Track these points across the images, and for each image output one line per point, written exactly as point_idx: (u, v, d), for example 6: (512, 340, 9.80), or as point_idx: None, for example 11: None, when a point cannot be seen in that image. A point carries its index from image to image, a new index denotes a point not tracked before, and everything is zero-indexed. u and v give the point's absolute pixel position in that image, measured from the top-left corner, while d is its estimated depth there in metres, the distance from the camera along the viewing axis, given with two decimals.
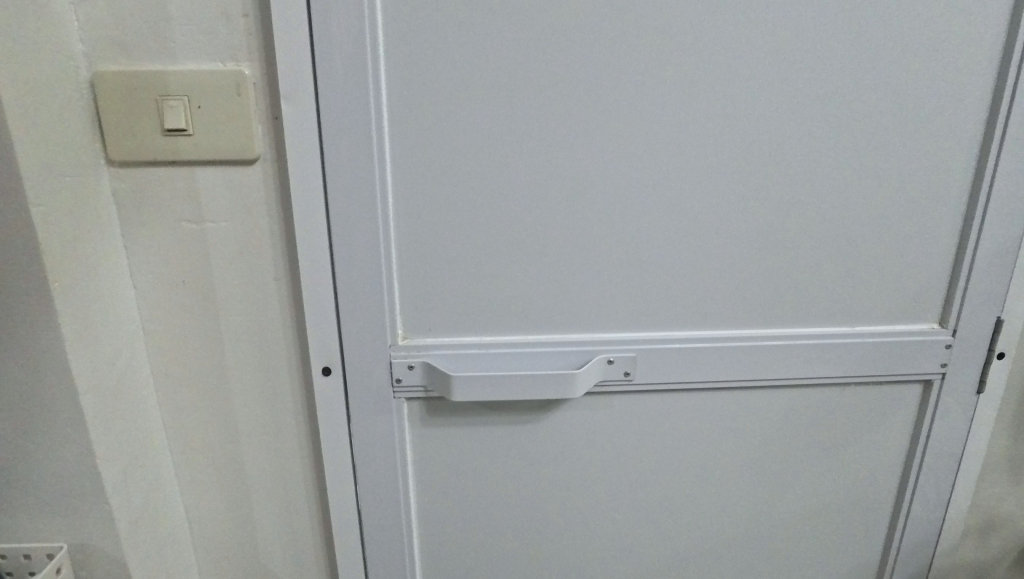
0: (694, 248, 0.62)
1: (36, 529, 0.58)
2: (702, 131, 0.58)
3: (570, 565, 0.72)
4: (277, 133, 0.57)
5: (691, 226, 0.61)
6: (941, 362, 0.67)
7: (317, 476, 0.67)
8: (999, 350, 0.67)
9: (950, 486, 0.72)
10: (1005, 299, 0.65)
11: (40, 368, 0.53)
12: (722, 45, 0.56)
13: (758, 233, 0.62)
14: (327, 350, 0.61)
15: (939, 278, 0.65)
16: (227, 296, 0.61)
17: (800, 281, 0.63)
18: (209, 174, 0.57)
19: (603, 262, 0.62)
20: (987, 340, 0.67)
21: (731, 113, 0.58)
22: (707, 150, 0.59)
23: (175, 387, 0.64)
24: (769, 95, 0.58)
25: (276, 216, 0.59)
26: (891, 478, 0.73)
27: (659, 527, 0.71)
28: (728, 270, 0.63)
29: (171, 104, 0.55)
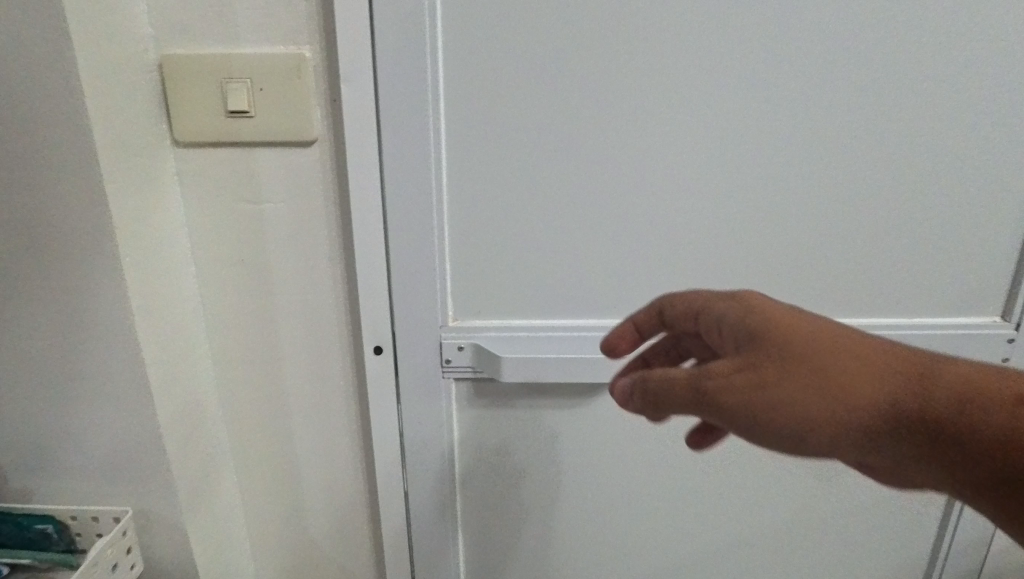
0: (747, 234, 0.61)
1: (101, 494, 0.61)
2: (759, 115, 0.57)
3: (611, 550, 0.73)
4: (334, 115, 0.58)
5: (745, 213, 0.60)
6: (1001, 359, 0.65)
7: (365, 453, 0.68)
8: None
9: None
10: None
11: (109, 339, 0.55)
12: (782, 28, 0.55)
13: (813, 220, 0.61)
14: (379, 330, 0.62)
15: (1004, 270, 0.63)
16: (283, 275, 0.62)
17: (854, 272, 0.62)
18: (268, 156, 0.59)
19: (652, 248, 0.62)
20: None
21: (790, 97, 0.57)
22: (764, 135, 0.58)
23: (231, 363, 0.66)
24: (829, 79, 0.57)
25: (332, 197, 0.60)
26: None
27: (701, 517, 0.71)
28: (779, 259, 0.62)
29: (234, 86, 0.56)
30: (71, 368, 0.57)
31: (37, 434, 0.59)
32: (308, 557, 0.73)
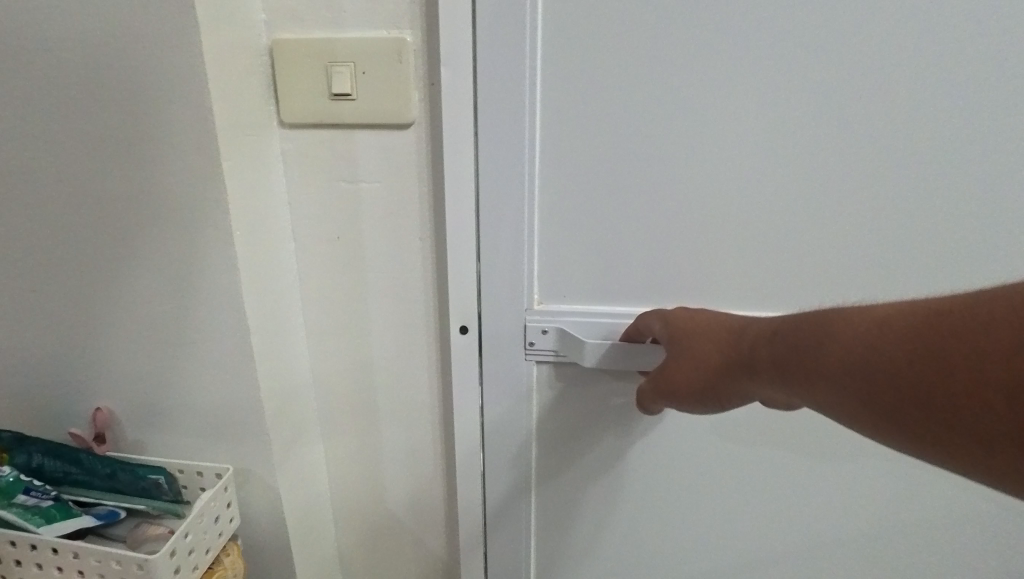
0: (851, 228, 0.58)
1: (206, 451, 0.65)
2: (871, 102, 0.54)
3: (685, 543, 0.72)
4: (431, 98, 0.59)
5: (849, 204, 0.57)
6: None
7: (446, 429, 0.70)
8: None
9: None
10: None
11: (217, 307, 0.59)
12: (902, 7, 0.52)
13: (926, 216, 0.57)
14: (465, 310, 0.63)
15: None
16: (376, 253, 0.65)
17: (968, 270, 0.58)
18: (367, 137, 0.61)
19: (747, 237, 0.60)
20: None
21: (907, 83, 0.54)
22: (874, 123, 0.55)
23: (323, 336, 0.69)
24: (954, 65, 0.53)
25: (425, 178, 0.61)
26: None
27: (781, 516, 0.69)
28: (885, 254, 0.58)
29: (338, 69, 0.58)
30: (183, 332, 0.61)
31: (151, 391, 0.64)
32: (386, 524, 0.76)
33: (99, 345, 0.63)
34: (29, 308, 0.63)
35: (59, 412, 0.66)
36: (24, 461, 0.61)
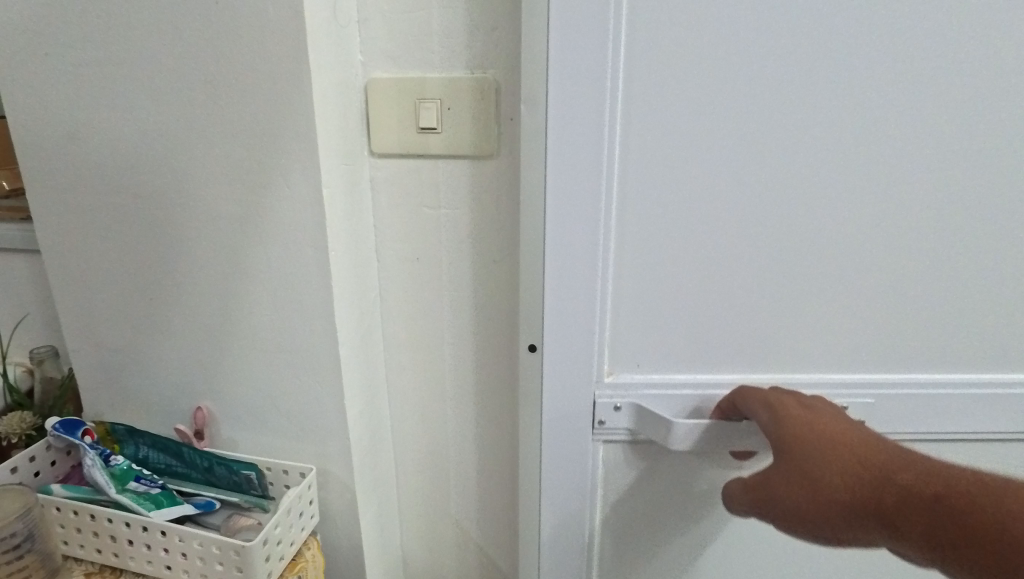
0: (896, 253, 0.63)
1: (292, 451, 0.71)
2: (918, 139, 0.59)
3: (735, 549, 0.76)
4: (510, 132, 0.64)
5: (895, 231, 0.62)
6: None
7: (511, 441, 0.74)
8: None
9: None
10: None
11: (311, 319, 0.65)
12: (949, 52, 0.57)
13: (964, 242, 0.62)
14: (534, 330, 0.67)
15: None
16: (453, 273, 0.70)
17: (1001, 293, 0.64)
18: (450, 167, 0.66)
19: (805, 296, 0.65)
20: None
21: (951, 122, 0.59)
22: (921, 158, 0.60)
23: (399, 349, 0.74)
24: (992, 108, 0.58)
25: (502, 205, 0.66)
26: None
27: None
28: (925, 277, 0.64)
29: (427, 105, 0.64)
30: (278, 342, 0.67)
31: (245, 394, 0.70)
32: (448, 529, 0.80)
33: (202, 351, 0.69)
34: (143, 316, 0.70)
35: (163, 408, 0.73)
36: (132, 451, 0.70)
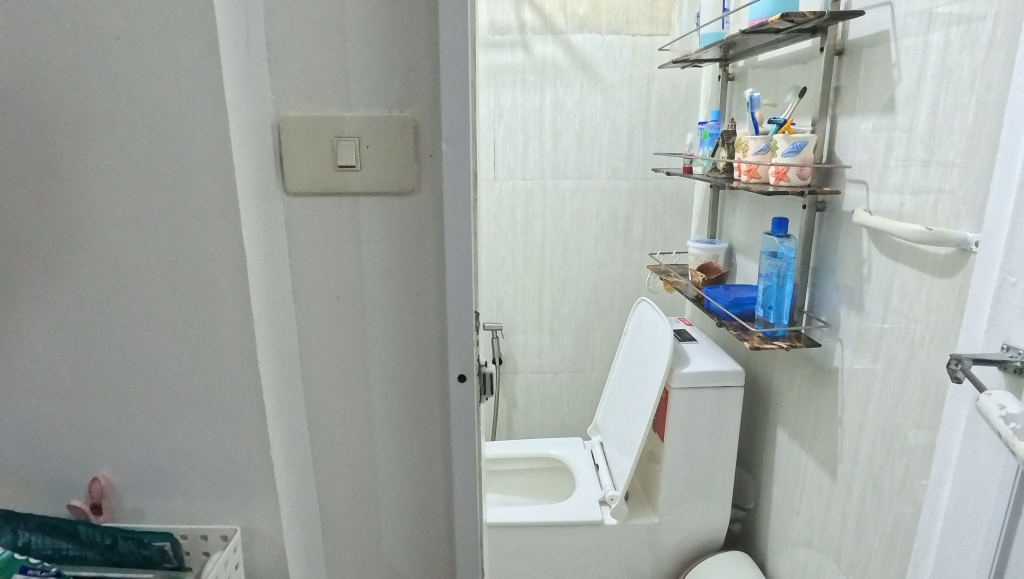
0: None
1: (211, 512, 0.66)
2: None
3: None
4: (431, 168, 0.66)
5: None
6: (1002, 366, 0.76)
7: (444, 473, 0.74)
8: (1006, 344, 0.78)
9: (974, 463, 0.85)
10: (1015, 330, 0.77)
11: (231, 367, 0.61)
12: None
13: None
14: (464, 359, 0.68)
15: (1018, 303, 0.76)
16: (377, 309, 0.69)
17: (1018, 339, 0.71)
18: (371, 203, 0.67)
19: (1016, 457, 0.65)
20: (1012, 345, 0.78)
21: None
22: None
23: (322, 391, 0.72)
24: None
25: (425, 239, 0.67)
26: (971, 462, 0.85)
27: None
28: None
29: (345, 143, 0.64)
30: (195, 395, 0.62)
31: (156, 455, 0.64)
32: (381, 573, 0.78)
33: (104, 412, 0.63)
34: (27, 378, 0.62)
35: (53, 482, 0.65)
36: (9, 539, 0.61)
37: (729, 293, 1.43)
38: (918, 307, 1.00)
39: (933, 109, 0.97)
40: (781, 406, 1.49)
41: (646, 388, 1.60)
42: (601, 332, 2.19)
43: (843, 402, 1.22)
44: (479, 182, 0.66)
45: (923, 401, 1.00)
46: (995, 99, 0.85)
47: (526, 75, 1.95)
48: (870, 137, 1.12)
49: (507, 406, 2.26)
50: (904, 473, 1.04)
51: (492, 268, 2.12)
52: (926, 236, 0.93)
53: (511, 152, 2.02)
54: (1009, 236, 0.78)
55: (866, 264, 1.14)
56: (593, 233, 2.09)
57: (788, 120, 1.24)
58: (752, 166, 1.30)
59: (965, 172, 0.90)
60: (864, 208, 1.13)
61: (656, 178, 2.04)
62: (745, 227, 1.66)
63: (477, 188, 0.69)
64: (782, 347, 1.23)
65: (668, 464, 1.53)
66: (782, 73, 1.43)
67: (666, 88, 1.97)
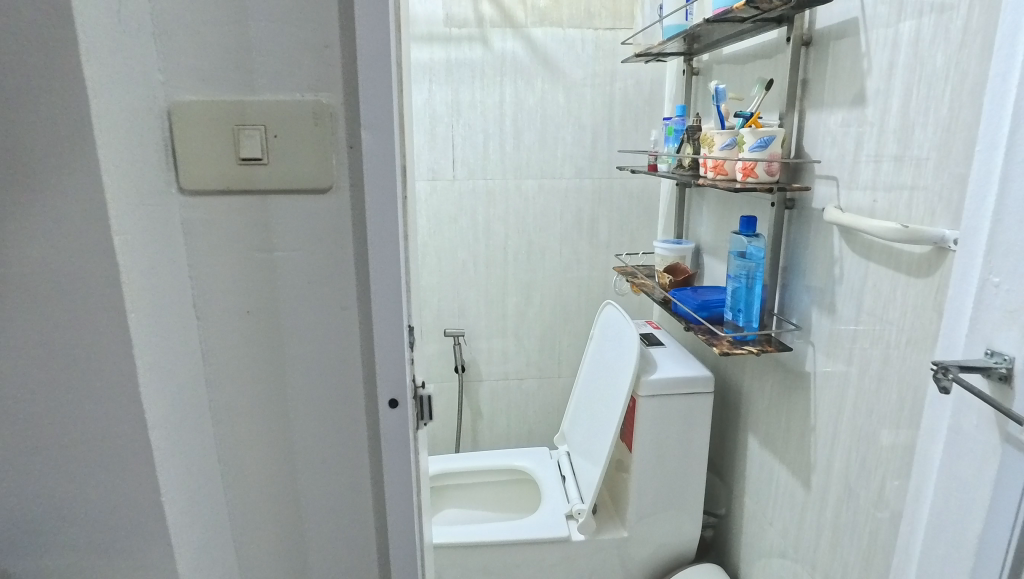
0: None
1: (94, 567, 0.56)
2: None
3: None
4: (354, 162, 0.57)
5: None
6: (986, 373, 0.71)
7: (376, 506, 0.66)
8: (989, 349, 0.73)
9: (958, 478, 0.79)
10: (999, 336, 0.71)
11: (108, 399, 0.52)
12: None
13: None
14: (394, 382, 0.60)
15: (1007, 306, 0.70)
16: (294, 324, 0.60)
17: None
18: (283, 204, 0.58)
19: None
20: (993, 346, 0.72)
21: None
22: None
23: (233, 417, 0.63)
24: None
25: (348, 244, 0.59)
26: (960, 478, 0.78)
27: None
28: None
29: (249, 133, 0.55)
30: (67, 433, 0.53)
31: (20, 505, 0.54)
32: None
33: None
34: None
35: None
36: None
37: (697, 296, 1.37)
38: (891, 309, 0.95)
39: (905, 100, 0.91)
40: (751, 412, 1.43)
41: (613, 397, 1.53)
42: (568, 336, 2.13)
43: (815, 408, 1.16)
44: (407, 178, 0.58)
45: (899, 408, 0.94)
46: (972, 87, 0.79)
47: (485, 71, 1.87)
48: (839, 131, 1.07)
49: (472, 415, 2.17)
50: (880, 484, 0.99)
51: (453, 273, 2.03)
52: (901, 234, 0.87)
53: (471, 151, 1.93)
54: (989, 234, 0.72)
55: (837, 263, 1.08)
56: (557, 234, 2.02)
57: (755, 114, 1.17)
58: (718, 163, 1.24)
59: (940, 166, 0.85)
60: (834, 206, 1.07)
61: (622, 178, 1.98)
62: (712, 226, 1.60)
63: (408, 185, 0.61)
64: (752, 352, 1.17)
65: (637, 475, 1.46)
66: (747, 66, 1.38)
67: (629, 84, 1.91)
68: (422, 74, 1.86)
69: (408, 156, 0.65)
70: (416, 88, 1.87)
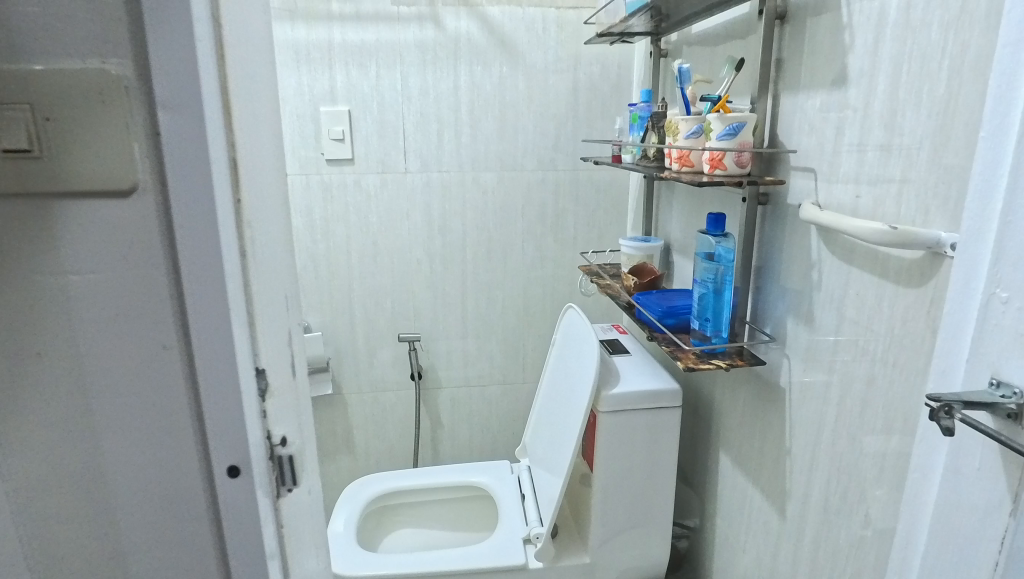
0: None
1: None
2: None
3: None
4: (153, 162, 0.51)
5: None
6: (992, 410, 0.58)
7: (205, 548, 0.62)
8: (994, 379, 0.59)
9: (958, 529, 0.66)
10: (1008, 365, 0.58)
11: None
12: None
13: None
14: (228, 434, 0.56)
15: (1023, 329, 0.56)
16: (95, 352, 0.56)
17: None
18: (71, 215, 0.52)
19: None
20: (1000, 376, 0.59)
21: None
22: None
23: (30, 451, 0.57)
24: None
25: (156, 268, 0.54)
26: (959, 528, 0.65)
27: None
28: None
29: (10, 115, 0.50)
30: None
31: None
32: None
33: None
34: None
35: None
36: None
37: (663, 301, 1.23)
38: (877, 321, 0.82)
39: (892, 79, 0.78)
40: (723, 427, 1.31)
41: (573, 410, 1.40)
42: (533, 339, 1.99)
43: (792, 428, 1.04)
44: (240, 189, 0.50)
45: (885, 436, 0.81)
46: (974, 62, 0.66)
47: (438, 53, 1.71)
48: (818, 116, 0.94)
49: (431, 424, 2.04)
50: (864, 520, 0.86)
51: (408, 273, 1.88)
52: (888, 236, 0.73)
53: (424, 141, 1.78)
54: (997, 240, 0.59)
55: (816, 267, 0.95)
56: (519, 231, 1.88)
57: (723, 97, 1.04)
58: (683, 153, 1.10)
59: (935, 156, 0.71)
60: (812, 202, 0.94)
61: (588, 169, 1.85)
62: (682, 222, 1.47)
63: (256, 193, 0.53)
64: (720, 367, 1.04)
65: (599, 497, 1.33)
66: (718, 45, 1.24)
67: (595, 68, 1.77)
68: (367, 56, 1.70)
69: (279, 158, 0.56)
70: (362, 72, 1.71)
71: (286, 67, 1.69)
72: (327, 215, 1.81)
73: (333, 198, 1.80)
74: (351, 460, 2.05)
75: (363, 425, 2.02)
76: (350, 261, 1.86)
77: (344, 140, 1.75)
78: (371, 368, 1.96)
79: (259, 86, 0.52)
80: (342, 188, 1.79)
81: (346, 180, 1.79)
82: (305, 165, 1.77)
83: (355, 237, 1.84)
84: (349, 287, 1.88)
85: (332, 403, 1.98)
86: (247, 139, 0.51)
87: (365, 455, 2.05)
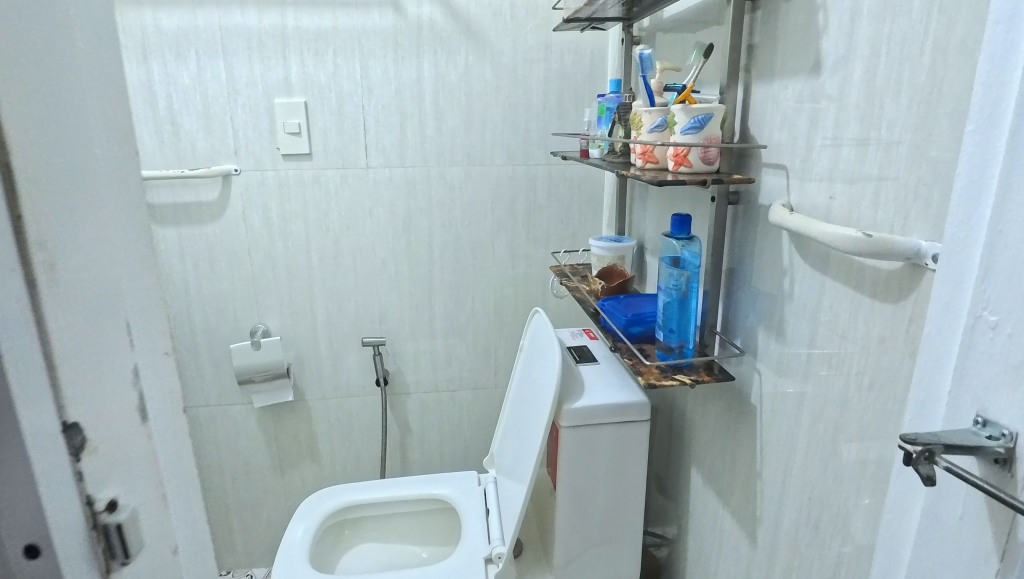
0: None
1: None
2: None
3: None
4: None
5: None
6: (978, 455, 0.49)
7: None
8: (980, 419, 0.51)
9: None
10: (996, 402, 0.49)
11: None
12: None
13: None
14: (30, 513, 0.37)
15: (1013, 360, 0.48)
16: None
17: None
18: None
19: None
20: (987, 416, 0.50)
21: None
22: None
23: None
24: None
25: None
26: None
27: None
28: None
29: None
30: None
31: None
32: None
33: None
34: None
35: None
36: None
37: (628, 308, 1.14)
38: (852, 339, 0.73)
39: (870, 65, 0.68)
40: (695, 442, 1.22)
41: (536, 423, 1.32)
42: (505, 343, 1.90)
43: (763, 450, 0.95)
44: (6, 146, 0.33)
45: (860, 467, 0.73)
46: (961, 44, 0.57)
47: (399, 40, 1.61)
48: (791, 108, 0.84)
49: (399, 432, 1.95)
50: (837, 558, 0.78)
51: (372, 274, 1.79)
52: (862, 244, 0.64)
53: (386, 134, 1.68)
54: (985, 253, 0.50)
55: (788, 275, 0.86)
56: (489, 229, 1.79)
57: (689, 87, 0.94)
58: (647, 148, 1.00)
59: (916, 154, 0.62)
60: (783, 203, 0.85)
61: (560, 165, 1.76)
62: (655, 221, 1.38)
63: (92, 190, 0.38)
64: (685, 383, 0.95)
65: (562, 517, 1.24)
66: (689, 30, 1.14)
67: (566, 57, 1.67)
68: (324, 44, 1.59)
69: (127, 143, 0.41)
70: (318, 61, 1.60)
71: (237, 55, 1.59)
72: (285, 213, 1.71)
73: (291, 195, 1.70)
74: (316, 468, 1.96)
75: (327, 432, 1.93)
76: (310, 262, 1.76)
77: (300, 133, 1.65)
78: (334, 373, 1.87)
79: (103, 53, 0.39)
80: (299, 185, 1.69)
81: (304, 176, 1.69)
82: (260, 160, 1.67)
83: (314, 236, 1.74)
84: (310, 289, 1.78)
85: (294, 410, 1.89)
86: (74, 119, 0.36)
87: (330, 464, 1.96)
